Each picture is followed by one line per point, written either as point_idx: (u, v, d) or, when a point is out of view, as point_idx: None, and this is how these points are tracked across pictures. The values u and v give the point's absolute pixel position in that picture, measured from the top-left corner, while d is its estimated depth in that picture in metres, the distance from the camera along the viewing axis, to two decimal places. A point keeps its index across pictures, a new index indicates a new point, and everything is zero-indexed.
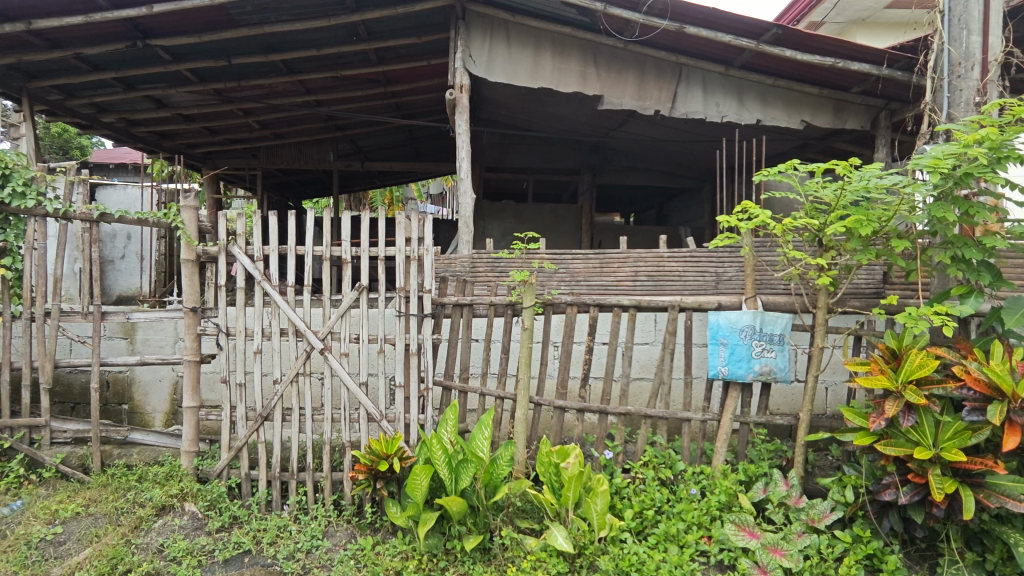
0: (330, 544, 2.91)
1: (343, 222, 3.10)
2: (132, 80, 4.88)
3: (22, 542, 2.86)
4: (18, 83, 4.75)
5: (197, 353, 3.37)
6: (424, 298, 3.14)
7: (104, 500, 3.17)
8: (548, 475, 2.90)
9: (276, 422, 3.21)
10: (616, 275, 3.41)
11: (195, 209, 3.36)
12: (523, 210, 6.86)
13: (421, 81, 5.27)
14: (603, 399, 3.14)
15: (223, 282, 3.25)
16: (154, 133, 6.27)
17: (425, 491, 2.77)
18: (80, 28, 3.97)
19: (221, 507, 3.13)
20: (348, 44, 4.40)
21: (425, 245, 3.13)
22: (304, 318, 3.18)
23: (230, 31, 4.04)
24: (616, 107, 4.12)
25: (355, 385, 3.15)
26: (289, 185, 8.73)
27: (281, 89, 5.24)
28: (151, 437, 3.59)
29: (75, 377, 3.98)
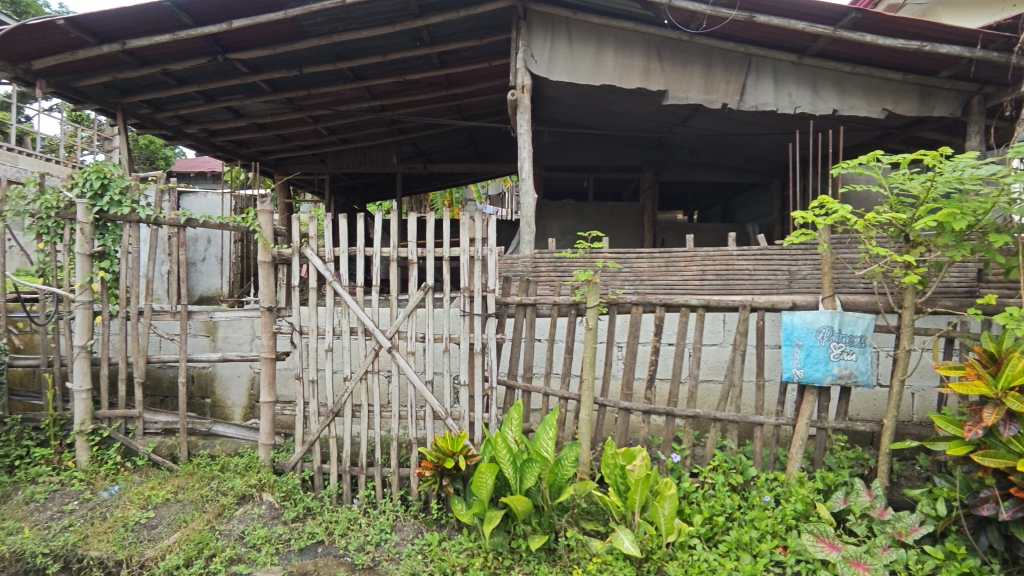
0: (398, 538, 2.97)
1: (409, 223, 3.17)
2: (213, 92, 5.18)
3: (119, 524, 3.07)
4: (113, 99, 5.13)
5: (273, 350, 3.53)
6: (488, 298, 3.16)
7: (190, 488, 3.37)
8: (614, 477, 2.86)
9: (346, 418, 3.32)
10: (683, 274, 3.32)
11: (270, 213, 3.49)
12: (583, 209, 6.81)
13: (481, 83, 5.32)
14: (670, 401, 3.06)
15: (296, 283, 3.39)
16: (231, 143, 6.64)
17: (490, 489, 2.79)
18: (167, 46, 4.24)
19: (295, 498, 3.27)
20: (412, 49, 4.50)
21: (489, 245, 3.14)
22: (372, 318, 3.27)
23: (302, 41, 4.21)
24: (681, 102, 4.02)
25: (421, 384, 3.20)
26: (354, 188, 9.03)
27: (349, 96, 5.42)
28: (231, 429, 3.80)
29: (164, 372, 4.25)
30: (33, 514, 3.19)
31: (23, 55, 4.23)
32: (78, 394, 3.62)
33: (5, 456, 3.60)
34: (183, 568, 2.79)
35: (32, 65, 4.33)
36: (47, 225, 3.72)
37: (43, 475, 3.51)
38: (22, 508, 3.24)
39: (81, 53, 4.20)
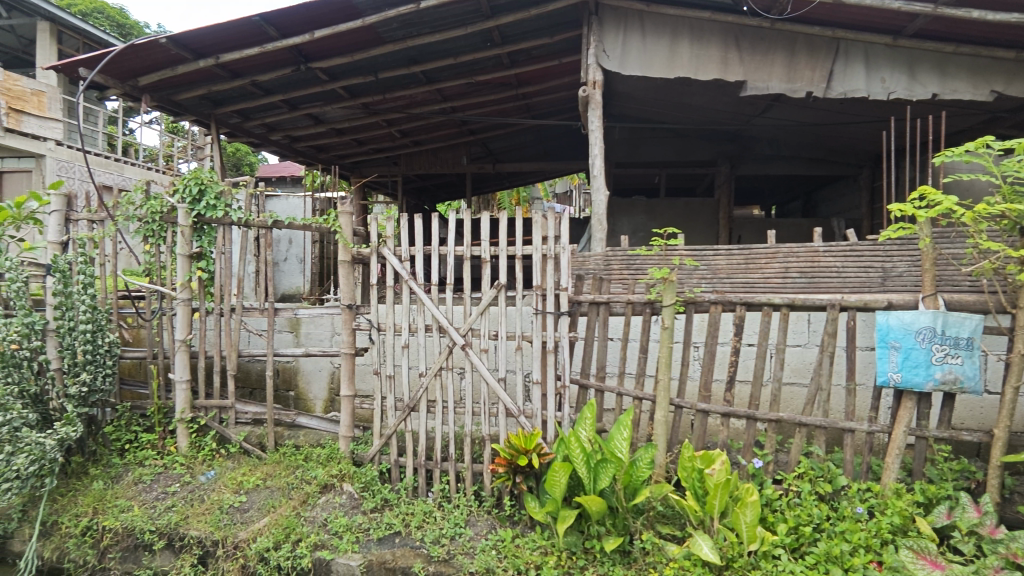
0: (472, 532, 3.01)
1: (482, 222, 3.20)
2: (295, 101, 5.45)
3: (216, 506, 3.28)
4: (207, 110, 5.50)
5: (352, 346, 3.67)
6: (560, 296, 3.15)
7: (278, 475, 3.56)
8: (691, 481, 2.78)
9: (421, 413, 3.40)
10: (764, 271, 3.16)
11: (350, 215, 3.61)
12: (654, 206, 6.70)
13: (551, 81, 5.30)
14: (750, 404, 2.93)
15: (373, 281, 3.50)
16: (312, 148, 6.96)
17: (564, 488, 2.78)
18: (256, 58, 4.50)
19: (374, 489, 3.39)
20: (483, 50, 4.55)
21: (561, 243, 3.12)
22: (447, 315, 3.34)
23: (378, 47, 4.35)
24: (761, 92, 3.85)
25: (494, 381, 3.23)
26: (425, 190, 9.25)
27: (421, 99, 5.55)
28: (313, 421, 3.97)
29: (252, 365, 4.50)
30: (142, 494, 3.46)
31: (130, 72, 4.62)
32: (179, 384, 3.91)
33: (117, 439, 3.92)
34: (273, 551, 2.95)
35: (139, 81, 4.72)
36: (153, 228, 4.02)
37: (149, 458, 3.80)
38: (132, 487, 3.53)
39: (180, 68, 4.53)
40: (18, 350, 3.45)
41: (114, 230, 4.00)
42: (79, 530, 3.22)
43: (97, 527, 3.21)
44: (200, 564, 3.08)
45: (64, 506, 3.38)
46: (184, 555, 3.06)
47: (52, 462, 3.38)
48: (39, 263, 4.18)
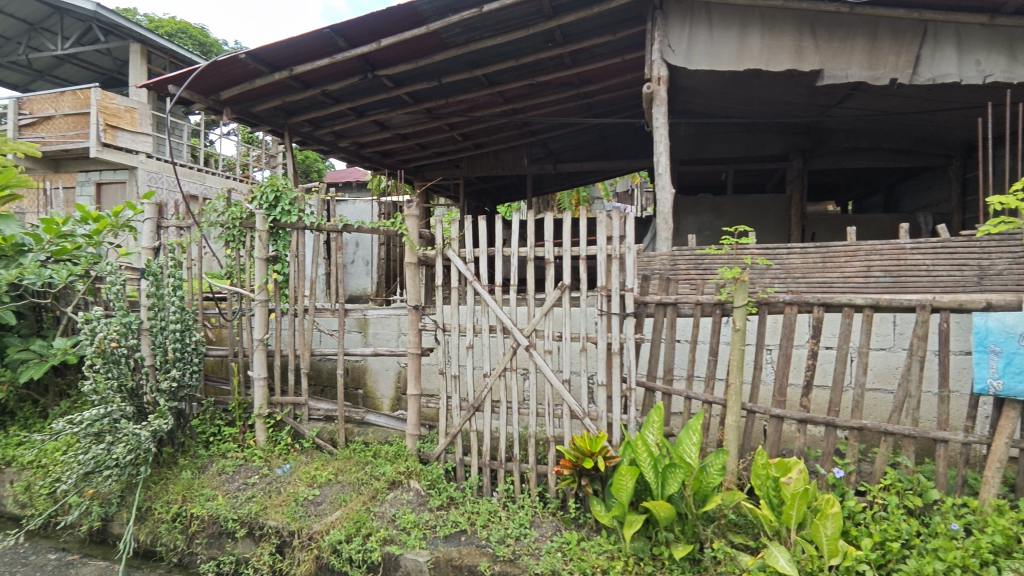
0: (537, 534, 3.01)
1: (545, 222, 3.18)
2: (362, 108, 5.63)
3: (292, 498, 3.43)
4: (282, 121, 5.77)
5: (418, 346, 3.74)
6: (626, 297, 3.09)
7: (349, 470, 3.67)
8: (765, 489, 2.67)
9: (486, 413, 3.43)
10: (843, 270, 2.97)
11: (416, 217, 3.66)
12: (721, 203, 6.51)
13: (613, 79, 5.23)
14: (830, 410, 2.77)
15: (439, 283, 3.55)
16: (377, 153, 7.18)
17: (630, 492, 2.73)
18: (326, 68, 4.68)
19: (440, 487, 3.45)
20: (545, 51, 4.54)
21: (627, 243, 3.07)
22: (511, 316, 3.35)
23: (442, 53, 4.43)
24: (840, 81, 3.66)
25: (558, 383, 3.22)
26: (486, 192, 9.35)
27: (483, 102, 5.62)
28: (382, 419, 4.13)
29: (323, 364, 4.68)
30: (225, 484, 3.67)
31: (213, 87, 4.92)
32: (257, 381, 4.12)
33: (203, 432, 4.17)
34: (344, 544, 3.04)
35: (220, 95, 5.02)
36: (234, 233, 4.26)
37: (231, 450, 4.01)
38: (216, 478, 3.74)
39: (258, 81, 4.78)
40: (116, 347, 3.64)
41: (200, 235, 4.25)
42: (170, 517, 3.45)
43: (186, 514, 3.43)
44: (278, 553, 3.21)
45: (156, 494, 3.62)
46: (264, 543, 3.21)
47: (146, 452, 3.64)
48: (134, 267, 4.52)
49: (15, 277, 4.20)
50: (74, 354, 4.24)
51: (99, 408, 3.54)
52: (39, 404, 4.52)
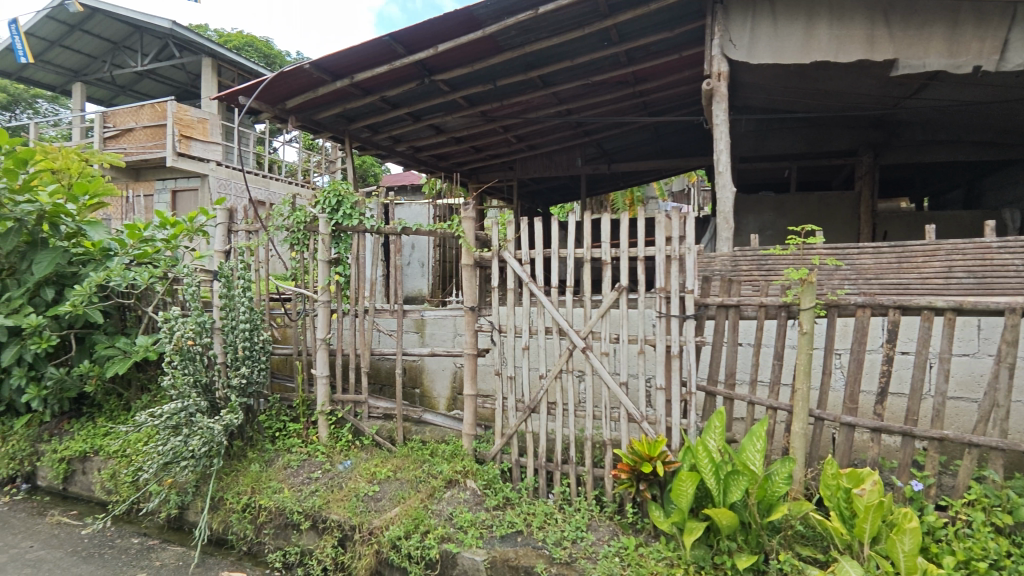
0: (594, 538, 2.98)
1: (602, 223, 3.14)
2: (419, 112, 5.75)
3: (353, 493, 3.52)
4: (342, 127, 5.96)
5: (475, 347, 3.78)
6: (686, 298, 3.02)
7: (407, 468, 3.74)
8: (836, 500, 2.55)
9: (542, 414, 3.43)
10: (921, 271, 2.78)
11: (473, 219, 3.70)
12: (784, 202, 6.31)
13: (670, 76, 5.11)
14: (907, 419, 2.62)
15: (495, 284, 3.57)
16: (433, 157, 7.31)
17: (691, 499, 2.67)
18: (384, 75, 4.80)
19: (496, 487, 3.49)
20: (601, 50, 4.49)
21: (687, 243, 3.01)
22: (567, 318, 3.33)
23: (497, 56, 4.47)
24: (916, 70, 3.48)
25: (615, 385, 3.18)
26: (539, 193, 9.35)
27: (537, 103, 5.62)
28: (438, 419, 4.20)
29: (382, 363, 4.79)
30: (290, 478, 3.81)
31: (280, 97, 5.15)
32: (321, 379, 4.26)
33: (270, 427, 4.35)
34: (403, 540, 3.08)
35: (286, 104, 5.25)
36: (299, 236, 4.42)
37: (295, 445, 4.18)
38: (282, 471, 3.89)
39: (321, 90, 4.96)
40: (192, 345, 3.89)
41: (267, 238, 4.44)
42: (240, 507, 3.61)
43: (255, 505, 3.59)
44: (340, 546, 3.30)
45: (228, 484, 3.81)
46: (327, 536, 3.31)
47: (219, 445, 3.82)
48: (207, 269, 4.76)
49: (103, 278, 4.48)
50: (154, 351, 4.52)
51: (177, 402, 3.75)
52: (123, 397, 4.82)
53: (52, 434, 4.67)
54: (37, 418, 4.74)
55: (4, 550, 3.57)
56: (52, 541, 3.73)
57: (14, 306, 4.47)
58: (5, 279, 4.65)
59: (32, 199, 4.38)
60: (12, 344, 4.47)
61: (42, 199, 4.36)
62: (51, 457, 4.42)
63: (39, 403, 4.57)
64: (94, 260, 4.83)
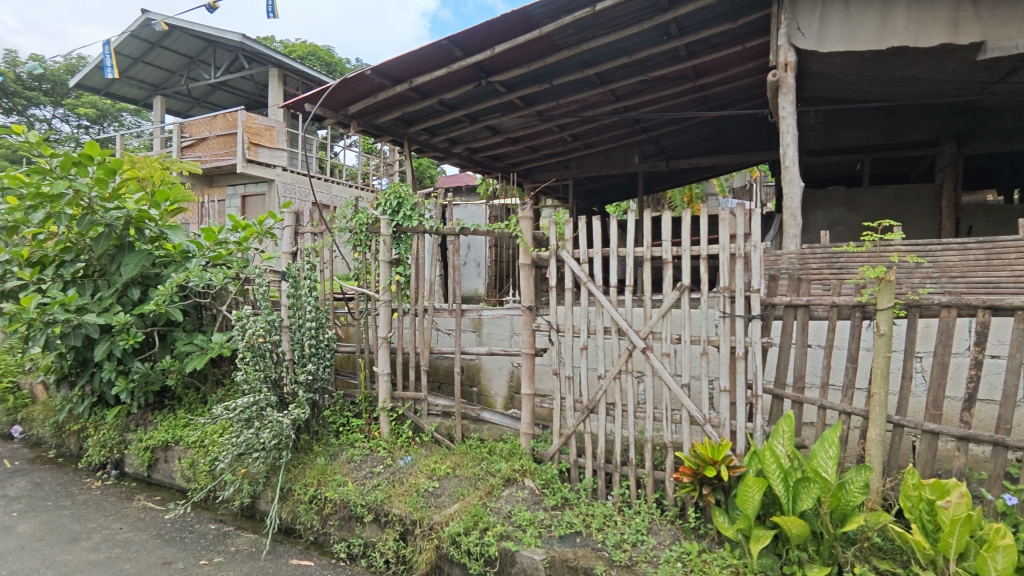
0: (655, 541, 2.93)
1: (662, 222, 3.08)
2: (476, 114, 5.82)
3: (414, 489, 3.58)
4: (401, 130, 6.10)
5: (532, 346, 3.78)
6: (752, 298, 2.92)
7: (465, 465, 3.79)
8: (918, 512, 2.40)
9: (601, 415, 3.40)
10: (1013, 270, 2.52)
11: (530, 219, 3.69)
12: (855, 196, 6.10)
13: (733, 69, 4.95)
14: (998, 428, 2.44)
15: (553, 283, 3.56)
16: (489, 157, 7.38)
17: (758, 505, 2.57)
18: (443, 78, 4.88)
19: (554, 487, 3.48)
20: (660, 44, 4.40)
21: (752, 241, 2.90)
22: (626, 317, 3.28)
23: (554, 55, 4.46)
24: (1007, 53, 3.27)
25: (677, 387, 3.11)
26: (595, 192, 9.26)
27: (594, 101, 5.57)
28: (496, 417, 4.22)
29: (440, 361, 4.83)
30: (354, 471, 3.92)
31: (343, 103, 5.33)
32: (382, 376, 4.38)
33: (334, 422, 4.48)
34: (463, 536, 3.11)
35: (349, 109, 5.43)
36: (361, 237, 4.56)
37: (358, 440, 4.28)
38: (346, 465, 4.01)
39: (382, 94, 5.11)
40: (263, 342, 4.07)
41: (331, 240, 4.60)
42: (307, 498, 3.76)
43: (321, 496, 3.73)
44: (401, 540, 3.37)
45: (296, 476, 3.97)
46: (389, 530, 3.38)
47: (287, 438, 3.99)
48: (276, 270, 4.97)
49: (183, 279, 4.77)
50: (228, 347, 4.78)
51: (250, 397, 3.95)
52: (200, 391, 5.11)
53: (138, 423, 5.02)
54: (126, 409, 5.11)
55: (98, 530, 3.86)
56: (139, 523, 4.00)
57: (105, 305, 4.82)
58: (97, 280, 5.02)
59: (120, 206, 4.70)
60: (103, 340, 4.81)
61: (129, 206, 4.68)
62: (138, 445, 4.74)
63: (127, 394, 4.94)
64: (175, 261, 5.14)
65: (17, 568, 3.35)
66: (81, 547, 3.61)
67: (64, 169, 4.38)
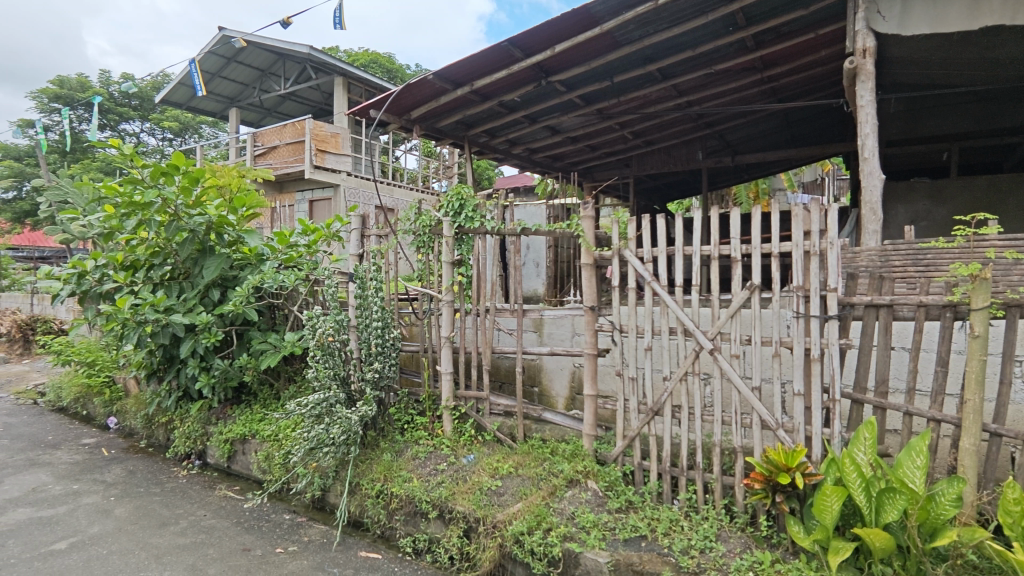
0: (724, 549, 2.83)
1: (730, 219, 2.97)
2: (535, 115, 5.83)
3: (477, 487, 3.61)
4: (462, 133, 6.20)
5: (594, 347, 3.75)
6: (829, 298, 2.78)
7: (528, 465, 3.80)
8: (1020, 529, 2.22)
9: (666, 417, 3.32)
10: None
11: (592, 218, 3.66)
12: (942, 188, 5.87)
13: (804, 58, 4.73)
14: None
15: (615, 284, 3.51)
16: (548, 157, 7.38)
17: (836, 516, 2.45)
18: (503, 79, 4.92)
19: (618, 489, 3.44)
20: (725, 36, 4.26)
21: (829, 238, 2.76)
22: (693, 318, 3.20)
23: (615, 52, 4.41)
24: None
25: (747, 390, 3.00)
26: (656, 189, 9.08)
27: (655, 97, 5.47)
28: (558, 417, 4.20)
29: (501, 361, 4.83)
30: (418, 468, 4.00)
31: (406, 108, 5.47)
32: (446, 375, 4.45)
33: (399, 419, 4.57)
34: (526, 535, 3.12)
35: (412, 114, 5.56)
36: (424, 239, 4.65)
37: (423, 437, 4.36)
38: (411, 461, 4.09)
39: (443, 98, 5.21)
40: (332, 341, 4.23)
41: (396, 241, 4.74)
42: (374, 493, 3.87)
43: (387, 492, 3.83)
44: (465, 536, 3.41)
45: (363, 471, 4.10)
46: (453, 526, 3.43)
47: (355, 434, 4.12)
48: (343, 271, 5.16)
49: (259, 281, 5.02)
50: (299, 346, 4.99)
51: (321, 393, 4.11)
52: (274, 387, 5.36)
53: (218, 417, 5.33)
54: (208, 403, 5.44)
55: (185, 516, 4.13)
56: (221, 511, 4.24)
57: (189, 305, 5.14)
58: (182, 283, 5.35)
59: (203, 212, 5.01)
60: (187, 339, 5.13)
61: (211, 212, 5.01)
62: (219, 438, 5.03)
63: (209, 389, 5.25)
64: (250, 264, 5.42)
65: (115, 548, 3.62)
66: (170, 531, 3.87)
67: (155, 179, 4.72)
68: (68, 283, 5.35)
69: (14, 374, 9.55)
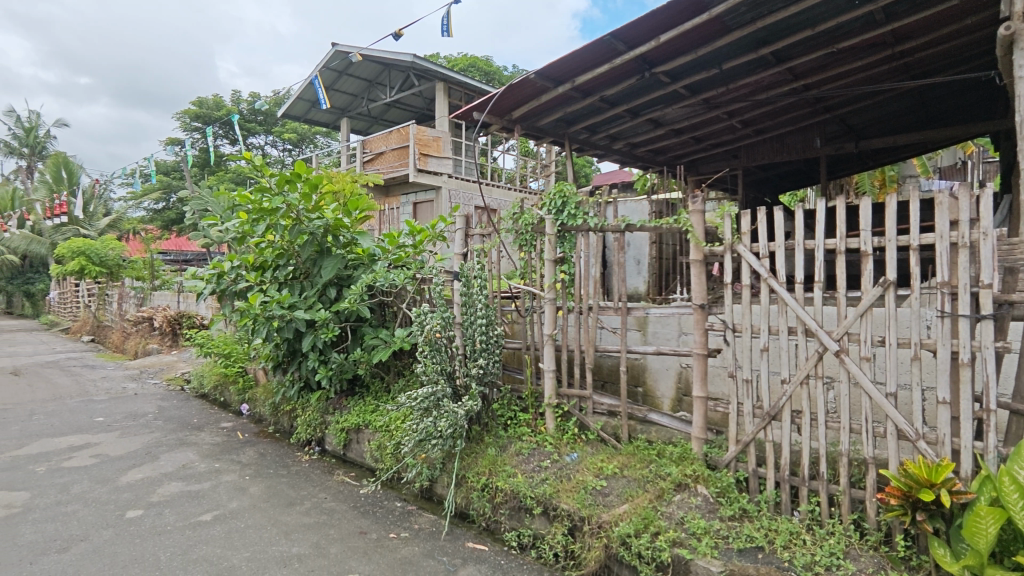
0: (854, 568, 2.61)
1: (861, 209, 2.72)
2: (638, 108, 5.71)
3: (582, 486, 3.59)
4: (562, 131, 6.19)
5: (704, 347, 3.59)
6: (982, 296, 2.46)
7: (633, 467, 3.73)
8: None
9: (785, 423, 3.13)
10: None
11: (702, 211, 3.50)
12: None
13: (944, 29, 4.24)
14: None
15: (727, 280, 3.34)
16: (650, 151, 7.19)
17: (992, 540, 2.18)
18: (605, 74, 4.86)
19: (731, 496, 3.28)
20: (850, 11, 3.90)
21: (982, 228, 2.45)
22: (816, 317, 2.98)
23: (724, 37, 4.20)
24: None
25: (881, 396, 2.74)
26: (766, 180, 8.55)
27: (768, 82, 5.14)
28: (664, 419, 4.06)
29: (604, 360, 4.74)
30: (522, 463, 4.05)
31: (507, 108, 5.56)
32: (548, 372, 4.46)
33: (502, 415, 4.67)
34: (633, 538, 3.03)
35: (512, 114, 5.64)
36: (527, 237, 4.71)
37: (526, 434, 4.42)
38: (515, 457, 4.14)
39: (544, 97, 5.23)
40: (439, 337, 4.39)
41: (499, 240, 4.83)
42: (480, 486, 3.96)
43: (492, 485, 3.90)
44: (569, 535, 3.40)
45: (469, 464, 4.20)
46: (558, 524, 3.43)
47: (461, 428, 4.21)
48: (448, 270, 5.33)
49: (372, 279, 5.33)
50: (407, 342, 5.21)
51: (429, 387, 4.25)
52: (384, 380, 5.67)
53: (335, 407, 5.72)
54: (326, 394, 5.84)
55: (309, 497, 4.47)
56: (340, 495, 4.55)
57: (310, 302, 5.56)
58: (303, 282, 5.77)
59: (321, 216, 5.37)
60: (308, 333, 5.55)
61: (328, 216, 5.35)
62: (336, 426, 5.39)
63: (327, 380, 5.64)
64: (363, 263, 5.75)
65: (251, 522, 3.99)
66: (297, 511, 4.20)
67: (280, 186, 5.12)
68: (209, 282, 5.97)
69: (165, 363, 10.82)
